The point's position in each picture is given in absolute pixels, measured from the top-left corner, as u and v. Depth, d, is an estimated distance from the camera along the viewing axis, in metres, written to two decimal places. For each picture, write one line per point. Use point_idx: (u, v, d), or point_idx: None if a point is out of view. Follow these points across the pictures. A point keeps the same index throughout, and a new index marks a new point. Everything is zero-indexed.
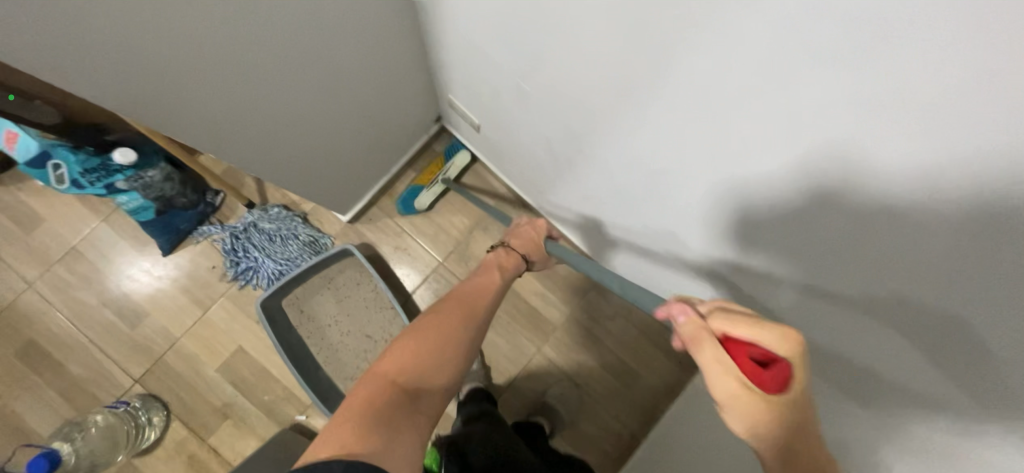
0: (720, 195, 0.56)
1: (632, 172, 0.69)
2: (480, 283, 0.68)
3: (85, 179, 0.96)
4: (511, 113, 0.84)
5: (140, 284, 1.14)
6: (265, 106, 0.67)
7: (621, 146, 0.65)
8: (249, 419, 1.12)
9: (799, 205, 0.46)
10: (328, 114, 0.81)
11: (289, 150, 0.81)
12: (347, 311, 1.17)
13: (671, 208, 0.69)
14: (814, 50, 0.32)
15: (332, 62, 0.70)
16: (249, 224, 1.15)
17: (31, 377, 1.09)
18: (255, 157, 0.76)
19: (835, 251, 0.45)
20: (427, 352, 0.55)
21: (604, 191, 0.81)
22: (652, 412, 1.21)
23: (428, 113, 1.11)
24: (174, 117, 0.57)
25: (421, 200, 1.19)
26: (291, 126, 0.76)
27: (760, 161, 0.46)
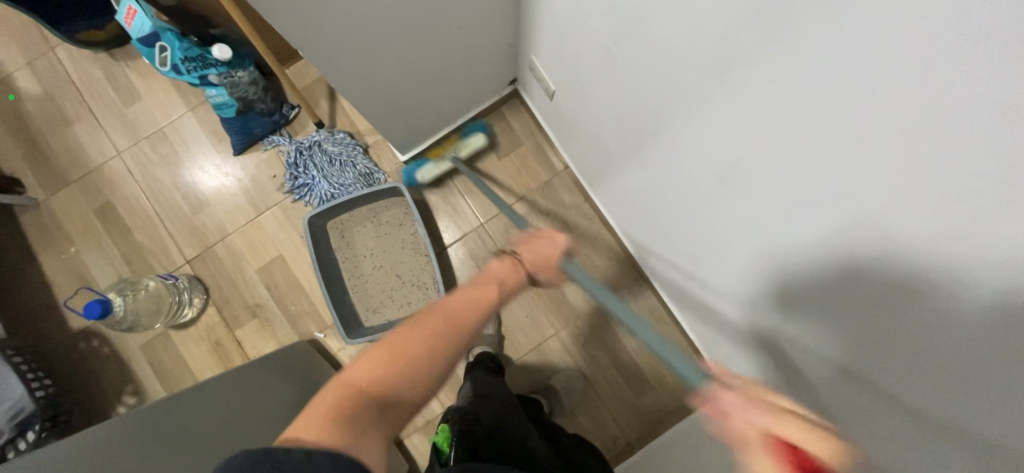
0: (767, 228, 0.61)
1: (704, 179, 0.68)
2: (476, 296, 0.64)
3: (184, 67, 1.02)
4: (588, 86, 0.82)
5: (208, 176, 1.23)
6: (375, 39, 0.74)
7: (683, 153, 0.69)
8: (274, 323, 1.20)
9: (842, 249, 0.51)
10: (433, 65, 0.89)
11: (393, 91, 0.91)
12: (384, 248, 1.21)
13: (724, 219, 0.69)
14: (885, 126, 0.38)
15: (446, 17, 0.77)
16: (314, 143, 1.20)
17: (102, 234, 1.20)
18: (359, 89, 0.84)
19: (874, 293, 0.49)
20: (403, 353, 0.55)
21: (672, 194, 0.79)
22: (655, 426, 1.18)
23: (507, 74, 1.10)
24: (290, 12, 0.59)
25: (422, 174, 1.20)
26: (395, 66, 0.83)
27: (814, 217, 0.52)
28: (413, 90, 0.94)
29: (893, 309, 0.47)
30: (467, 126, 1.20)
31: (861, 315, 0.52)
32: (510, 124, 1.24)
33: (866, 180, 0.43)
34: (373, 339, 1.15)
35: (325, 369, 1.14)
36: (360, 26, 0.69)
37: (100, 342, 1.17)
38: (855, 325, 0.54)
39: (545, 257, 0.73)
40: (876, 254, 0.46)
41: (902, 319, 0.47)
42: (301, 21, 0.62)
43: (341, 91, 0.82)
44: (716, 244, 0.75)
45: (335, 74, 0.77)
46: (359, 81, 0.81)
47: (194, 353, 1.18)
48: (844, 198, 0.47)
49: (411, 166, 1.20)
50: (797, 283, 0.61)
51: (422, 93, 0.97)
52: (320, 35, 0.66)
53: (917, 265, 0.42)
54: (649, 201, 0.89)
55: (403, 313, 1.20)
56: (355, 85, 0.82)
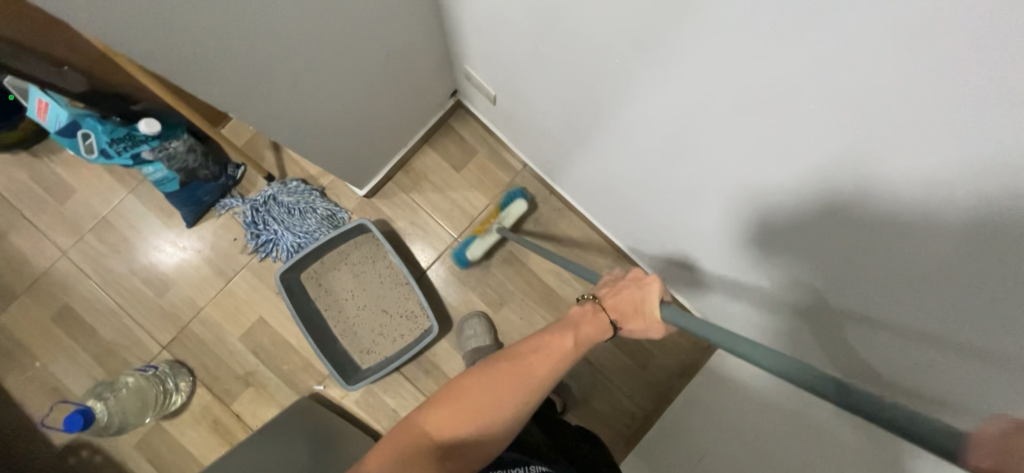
0: (715, 186, 0.64)
1: (657, 144, 0.67)
2: (551, 344, 0.61)
3: (113, 149, 0.98)
4: (525, 83, 0.84)
5: (166, 253, 1.18)
6: (300, 80, 0.71)
7: (626, 129, 0.71)
8: (270, 387, 1.16)
9: (816, 176, 0.47)
10: (366, 90, 0.87)
11: (332, 126, 0.88)
12: (363, 286, 1.19)
13: (677, 184, 0.72)
14: (832, 85, 0.37)
15: (368, 43, 0.76)
16: (269, 197, 1.17)
17: (66, 340, 1.14)
18: (290, 128, 0.80)
19: (862, 211, 0.46)
20: (476, 408, 0.57)
21: (632, 167, 0.79)
22: (667, 392, 1.21)
23: (445, 87, 1.10)
24: (207, 73, 0.57)
25: (473, 250, 1.16)
26: (329, 100, 0.81)
27: (767, 171, 0.53)
28: (353, 119, 0.92)
29: (882, 220, 0.45)
30: (507, 196, 1.18)
31: (851, 236, 0.49)
32: (461, 135, 1.24)
33: (818, 103, 0.40)
34: (373, 379, 1.14)
35: (332, 419, 1.12)
36: (280, 71, 0.66)
37: (90, 451, 1.11)
38: (845, 248, 0.52)
39: (632, 304, 0.61)
40: (855, 172, 0.43)
41: (893, 227, 0.44)
42: (223, 80, 0.60)
43: (279, 136, 0.80)
44: (686, 206, 0.75)
45: (265, 121, 0.74)
46: (293, 122, 0.79)
47: (194, 438, 1.13)
48: (804, 126, 0.43)
49: (460, 246, 1.19)
50: (778, 220, 0.59)
51: (364, 120, 0.95)
52: (244, 86, 0.64)
53: (898, 174, 0.40)
54: (609, 181, 0.91)
55: (398, 346, 1.18)
56: (290, 127, 0.79)
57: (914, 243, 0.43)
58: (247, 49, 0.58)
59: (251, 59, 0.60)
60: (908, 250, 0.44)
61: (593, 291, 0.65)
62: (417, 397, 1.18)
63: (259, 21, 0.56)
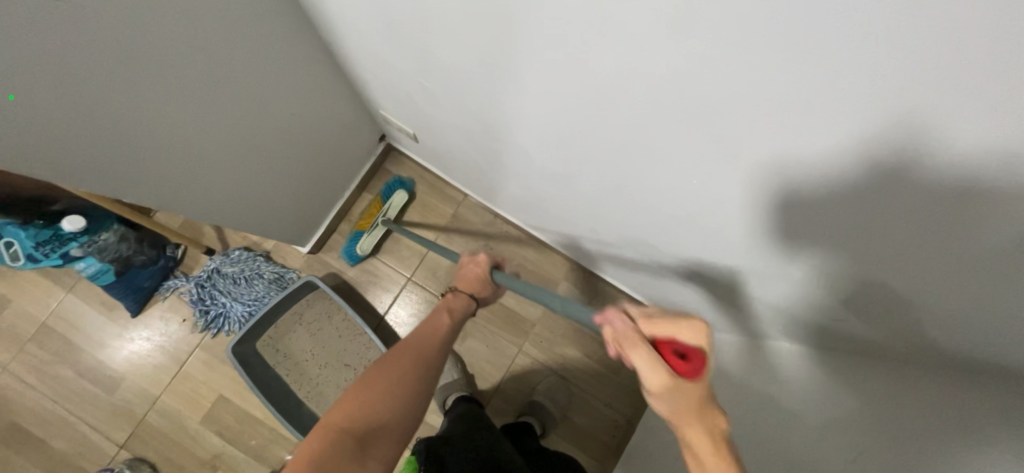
0: (630, 180, 0.66)
1: (590, 144, 0.63)
2: (433, 322, 0.69)
3: (40, 252, 0.98)
4: (435, 117, 0.86)
5: (138, 343, 1.15)
6: (197, 147, 0.67)
7: (544, 143, 0.72)
8: (240, 466, 1.11)
9: (854, 157, 0.38)
10: (278, 141, 0.84)
11: (251, 185, 0.85)
12: (323, 343, 1.17)
13: (595, 184, 0.74)
14: (842, 76, 0.31)
15: (268, 96, 0.75)
16: (212, 271, 1.15)
17: (15, 459, 1.08)
18: (202, 199, 0.76)
19: (929, 191, 0.36)
20: (378, 401, 0.57)
21: (559, 172, 0.77)
22: (645, 393, 1.20)
23: (371, 134, 1.13)
24: (101, 167, 0.56)
25: (361, 244, 1.18)
26: (241, 159, 0.78)
27: (754, 172, 0.47)
28: (273, 174, 0.88)
29: (952, 196, 0.35)
30: (474, 209, 1.20)
31: (907, 223, 0.40)
32: None
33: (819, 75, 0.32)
34: None
35: None
36: (170, 140, 0.62)
37: None
38: (899, 233, 0.42)
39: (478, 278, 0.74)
40: (890, 146, 0.34)
41: (973, 201, 0.34)
42: (124, 171, 0.59)
43: (196, 210, 0.76)
44: (613, 202, 0.76)
45: (171, 201, 0.71)
46: (207, 191, 0.75)
47: None
48: (816, 103, 0.35)
49: (348, 240, 1.21)
50: (797, 212, 0.48)
51: (289, 173, 0.93)
52: (141, 171, 0.61)
53: (971, 138, 0.30)
54: (537, 193, 0.93)
55: None
56: (204, 197, 0.76)
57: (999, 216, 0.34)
58: (138, 134, 0.57)
59: (145, 144, 0.59)
60: (921, 225, 0.40)
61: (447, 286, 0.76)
62: None
63: (142, 106, 0.55)
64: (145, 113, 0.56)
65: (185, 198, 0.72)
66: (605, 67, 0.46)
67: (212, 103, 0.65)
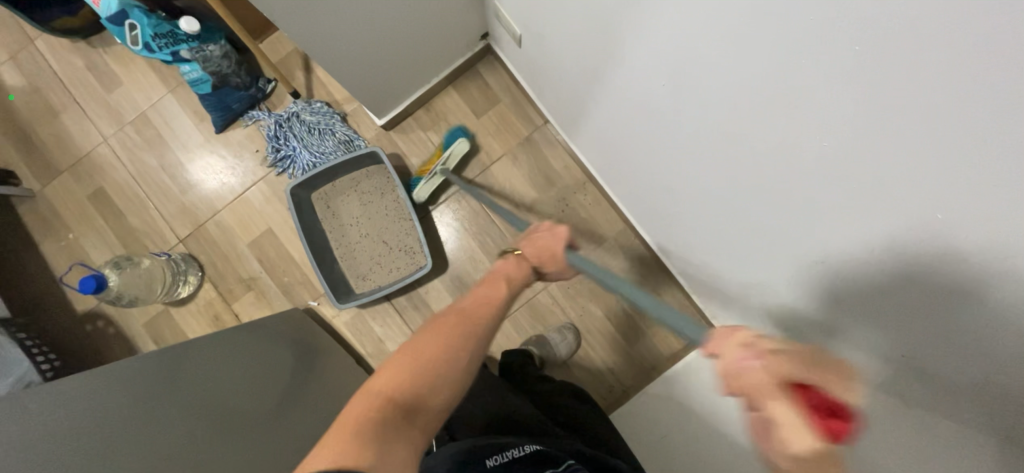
0: (717, 169, 0.65)
1: (700, 126, 0.63)
2: (483, 295, 0.62)
3: (155, 44, 1.04)
4: (548, 19, 0.81)
5: (214, 157, 1.25)
6: None
7: (643, 97, 0.71)
8: (269, 295, 1.22)
9: (992, 235, 0.36)
10: (395, 9, 0.85)
11: (357, 41, 0.87)
12: (369, 215, 1.22)
13: (680, 150, 0.71)
14: (965, 141, 0.34)
15: None
16: (293, 114, 1.20)
17: (97, 220, 1.23)
18: (313, 36, 0.79)
19: (937, 285, 0.44)
20: (425, 363, 0.51)
21: (654, 125, 0.73)
22: (649, 372, 1.19)
23: (476, 26, 1.09)
24: None
25: (418, 191, 1.18)
26: (356, 10, 0.79)
27: (849, 213, 0.49)
28: (379, 38, 0.90)
29: (950, 292, 0.42)
30: (449, 135, 1.20)
31: (914, 304, 0.47)
32: (486, 82, 1.23)
33: (931, 153, 0.37)
34: (364, 303, 1.17)
35: (321, 333, 1.18)
36: None
37: (104, 323, 1.21)
38: (905, 305, 0.48)
39: (549, 249, 0.67)
40: (924, 229, 0.42)
41: (962, 301, 0.42)
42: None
43: (303, 45, 0.80)
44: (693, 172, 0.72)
45: (287, 26, 0.74)
46: (318, 29, 0.78)
47: (194, 328, 1.21)
48: (890, 168, 0.41)
49: (411, 184, 1.21)
50: (892, 269, 0.48)
51: (392, 42, 0.94)
52: None
53: None
54: (619, 137, 0.88)
55: (393, 278, 1.21)
56: (314, 33, 0.79)
57: (983, 324, 0.41)
58: None
59: None
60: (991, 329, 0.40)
61: (513, 247, 0.71)
62: (402, 329, 1.23)
63: None
64: None
65: (299, 29, 0.76)
66: (734, 71, 0.50)
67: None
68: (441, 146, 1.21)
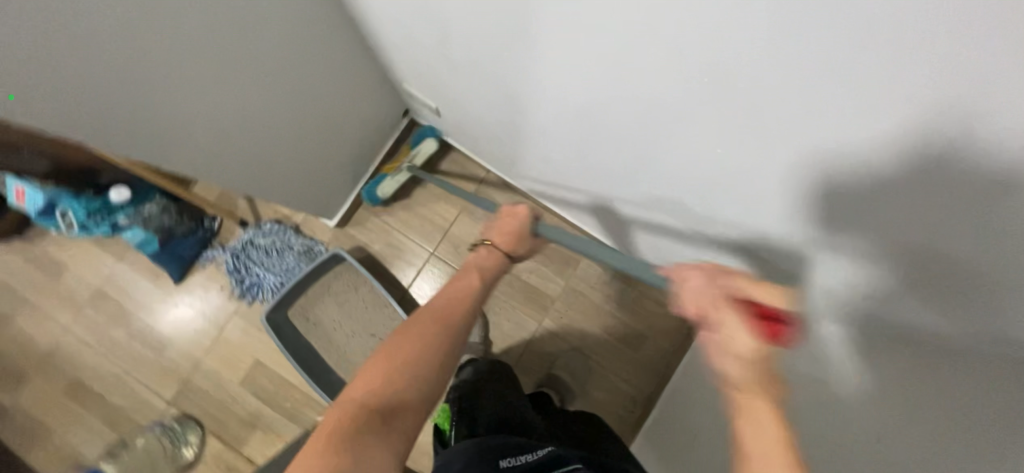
0: (662, 174, 0.63)
1: (624, 139, 0.62)
2: (457, 285, 0.65)
3: (91, 221, 1.05)
4: (454, 89, 0.85)
5: (182, 308, 1.23)
6: (231, 126, 0.71)
7: (562, 133, 0.73)
8: (276, 426, 1.19)
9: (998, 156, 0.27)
10: (310, 122, 0.88)
11: (283, 161, 0.89)
12: (349, 314, 1.21)
13: (614, 170, 0.73)
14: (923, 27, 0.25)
15: (297, 76, 0.77)
16: (246, 242, 1.21)
17: (79, 411, 1.19)
18: (240, 175, 0.81)
19: (979, 173, 0.29)
20: (400, 377, 0.55)
21: (580, 154, 0.76)
22: (665, 371, 1.19)
23: (394, 108, 1.14)
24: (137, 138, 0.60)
25: (383, 188, 1.19)
26: (271, 136, 0.81)
27: (828, 182, 0.41)
28: (304, 151, 0.92)
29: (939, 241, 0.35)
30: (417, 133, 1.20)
31: (950, 235, 0.34)
32: None
33: (884, 65, 0.29)
34: None
35: None
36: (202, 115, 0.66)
37: None
38: (937, 231, 0.34)
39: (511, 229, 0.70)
40: (937, 126, 0.29)
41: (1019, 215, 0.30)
42: (149, 130, 0.61)
43: (231, 186, 0.81)
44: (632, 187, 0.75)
45: (209, 174, 0.75)
46: (240, 167, 0.79)
47: None
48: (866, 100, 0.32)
49: (370, 183, 1.20)
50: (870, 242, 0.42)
51: (318, 151, 0.96)
52: (178, 143, 0.66)
53: None
54: (554, 170, 0.92)
55: None
56: (238, 172, 0.80)
57: None
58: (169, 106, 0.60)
59: (181, 116, 0.63)
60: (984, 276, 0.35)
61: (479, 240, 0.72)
62: None
63: (171, 83, 0.58)
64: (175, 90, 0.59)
65: (222, 172, 0.77)
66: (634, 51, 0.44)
67: (238, 68, 0.65)
68: (413, 143, 1.21)
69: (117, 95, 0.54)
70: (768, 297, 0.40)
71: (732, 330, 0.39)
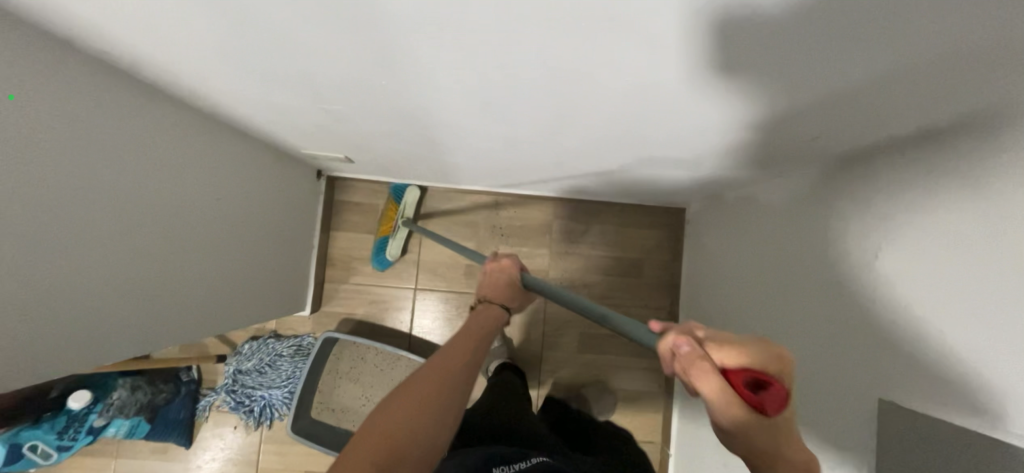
0: (594, 123, 0.62)
1: (542, 114, 0.60)
2: (461, 342, 0.65)
3: (67, 439, 0.97)
4: (356, 136, 0.81)
5: (206, 466, 1.16)
6: (164, 280, 0.66)
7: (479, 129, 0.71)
8: None
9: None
10: (233, 234, 0.82)
11: (229, 282, 0.83)
12: (371, 383, 1.18)
13: (544, 139, 0.72)
14: None
15: (201, 198, 0.71)
16: (234, 373, 1.13)
17: None
18: (197, 320, 0.75)
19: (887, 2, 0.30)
20: (407, 429, 0.49)
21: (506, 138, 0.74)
22: (671, 280, 1.26)
23: (306, 174, 1.07)
24: (85, 344, 0.55)
25: (391, 250, 1.18)
26: (205, 267, 0.76)
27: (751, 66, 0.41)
28: (241, 262, 0.86)
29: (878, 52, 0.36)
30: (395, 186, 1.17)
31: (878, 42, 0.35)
32: (354, 202, 1.22)
33: None
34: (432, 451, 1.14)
35: None
36: (131, 288, 0.60)
37: None
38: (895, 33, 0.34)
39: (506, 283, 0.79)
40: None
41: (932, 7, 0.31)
42: (93, 336, 0.55)
43: (196, 334, 0.76)
44: (567, 143, 0.75)
45: (171, 335, 0.70)
46: (193, 312, 0.74)
47: None
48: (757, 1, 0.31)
49: (376, 250, 1.19)
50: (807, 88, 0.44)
51: (255, 256, 0.90)
52: (124, 328, 0.60)
53: None
54: (487, 158, 0.90)
55: None
56: (195, 317, 0.75)
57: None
58: (96, 299, 0.55)
59: (111, 299, 0.57)
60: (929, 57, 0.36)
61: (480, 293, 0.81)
62: None
63: (84, 278, 0.53)
64: (92, 282, 0.54)
65: (181, 327, 0.72)
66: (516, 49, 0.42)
67: (143, 226, 0.60)
68: (395, 196, 1.18)
69: (42, 319, 0.48)
70: (758, 362, 0.34)
71: (705, 380, 0.34)
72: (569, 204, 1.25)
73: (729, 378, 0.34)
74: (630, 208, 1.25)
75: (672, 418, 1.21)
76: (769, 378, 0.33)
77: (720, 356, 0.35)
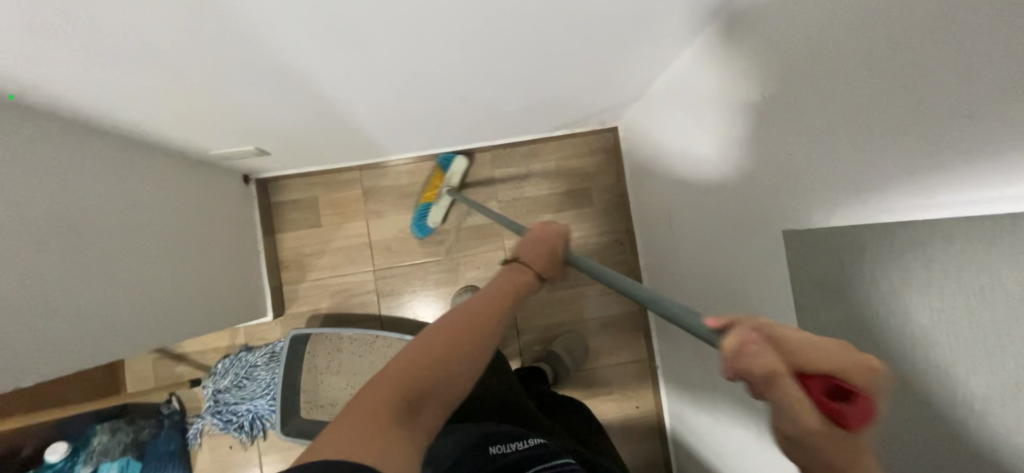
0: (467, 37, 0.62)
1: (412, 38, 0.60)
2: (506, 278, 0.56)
3: None
4: (254, 120, 0.80)
5: None
6: (96, 295, 0.65)
7: (366, 77, 0.70)
8: None
9: None
10: (162, 245, 0.81)
11: (171, 294, 0.82)
12: (352, 372, 1.16)
13: (433, 69, 0.71)
14: None
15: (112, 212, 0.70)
16: (214, 394, 1.13)
17: None
18: (146, 333, 0.75)
19: None
20: (433, 366, 0.45)
21: (397, 80, 0.73)
22: (621, 200, 1.27)
23: (230, 180, 1.06)
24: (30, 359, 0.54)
25: (433, 218, 1.20)
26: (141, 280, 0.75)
27: None
28: (181, 274, 0.85)
29: None
30: (443, 156, 1.19)
31: None
32: (291, 200, 1.20)
33: None
34: None
35: None
36: (63, 302, 0.60)
37: None
38: None
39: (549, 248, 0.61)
40: None
41: None
42: (37, 351, 0.55)
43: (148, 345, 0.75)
44: (458, 71, 0.74)
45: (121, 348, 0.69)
46: (140, 323, 0.74)
47: None
48: None
49: (417, 216, 1.21)
50: None
51: (195, 263, 0.90)
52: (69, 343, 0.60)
53: None
54: (394, 112, 0.89)
55: None
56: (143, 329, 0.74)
57: None
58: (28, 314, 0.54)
59: (45, 314, 0.57)
60: None
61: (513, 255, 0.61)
62: None
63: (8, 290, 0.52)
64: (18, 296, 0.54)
65: (130, 339, 0.71)
66: None
67: (56, 240, 0.60)
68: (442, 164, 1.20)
69: None
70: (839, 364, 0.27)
71: (783, 387, 0.26)
72: (504, 150, 1.24)
73: (803, 384, 0.27)
74: (565, 140, 1.25)
75: (651, 330, 1.25)
76: (846, 386, 0.27)
77: (807, 357, 0.27)
